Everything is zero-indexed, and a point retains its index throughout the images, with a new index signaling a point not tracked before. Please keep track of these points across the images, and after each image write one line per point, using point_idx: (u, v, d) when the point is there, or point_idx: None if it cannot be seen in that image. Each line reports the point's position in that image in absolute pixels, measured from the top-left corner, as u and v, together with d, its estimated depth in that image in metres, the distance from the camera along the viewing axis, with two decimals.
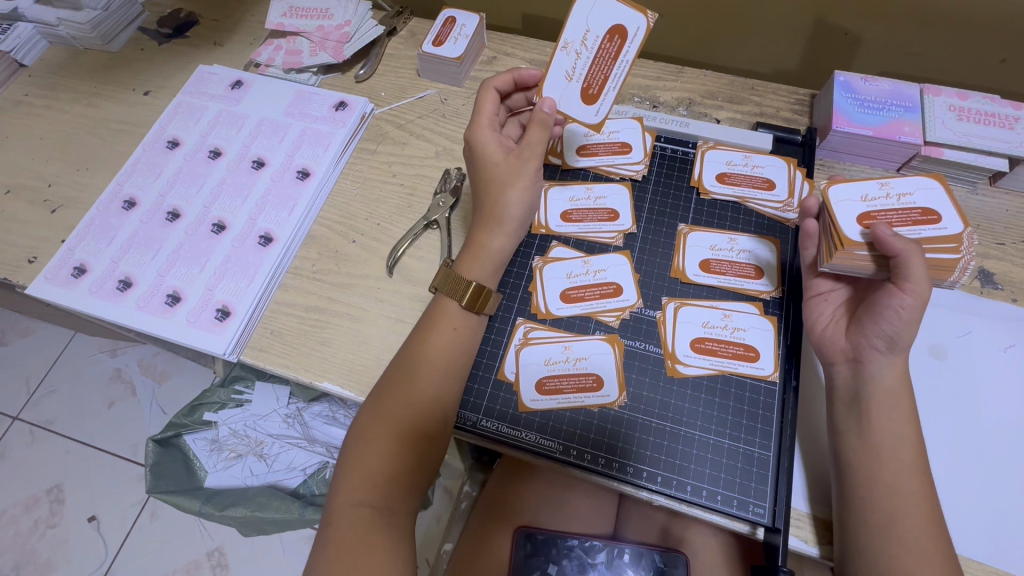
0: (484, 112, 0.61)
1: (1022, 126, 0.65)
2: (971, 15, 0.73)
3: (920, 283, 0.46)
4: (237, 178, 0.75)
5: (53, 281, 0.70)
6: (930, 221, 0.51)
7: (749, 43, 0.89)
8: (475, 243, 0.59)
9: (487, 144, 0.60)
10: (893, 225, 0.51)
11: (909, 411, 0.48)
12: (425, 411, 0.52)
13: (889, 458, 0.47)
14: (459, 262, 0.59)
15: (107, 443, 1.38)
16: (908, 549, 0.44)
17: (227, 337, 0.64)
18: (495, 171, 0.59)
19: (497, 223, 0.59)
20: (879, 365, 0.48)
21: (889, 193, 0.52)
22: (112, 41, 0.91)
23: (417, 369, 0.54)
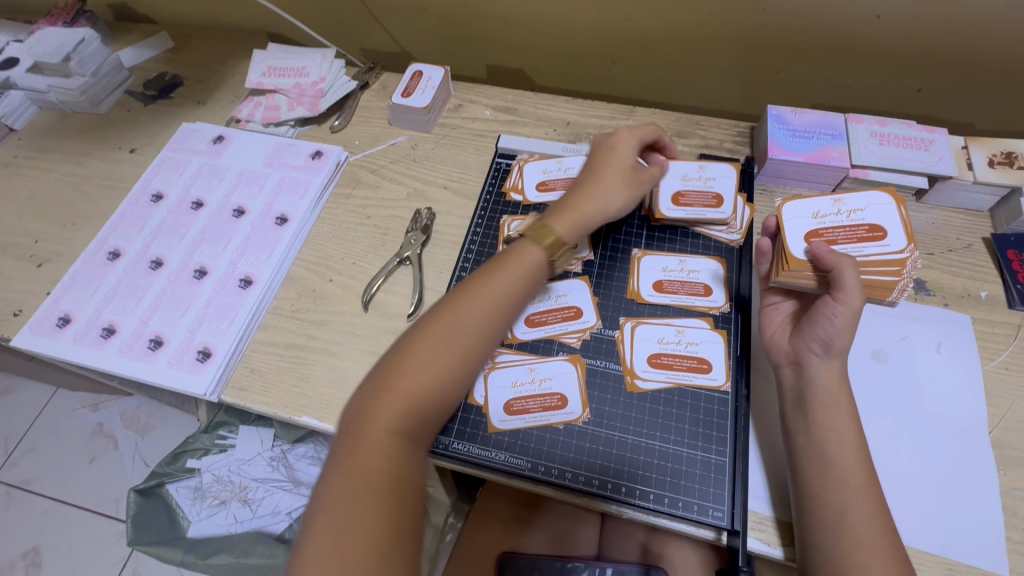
0: (635, 129, 0.66)
1: (937, 147, 0.72)
2: (884, 52, 0.82)
3: (852, 294, 0.50)
4: (218, 227, 0.79)
5: (37, 332, 0.72)
6: (876, 238, 0.55)
7: (695, 84, 0.97)
8: (575, 209, 0.61)
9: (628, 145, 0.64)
10: (840, 241, 0.55)
11: (848, 409, 0.51)
12: (469, 345, 0.53)
13: (833, 456, 0.50)
14: (556, 217, 0.61)
15: (87, 500, 1.35)
16: (858, 542, 0.46)
17: (208, 378, 0.67)
18: (612, 168, 0.63)
19: (589, 203, 0.62)
20: (817, 367, 0.52)
21: (840, 211, 0.57)
22: (99, 104, 0.97)
23: (466, 329, 0.54)
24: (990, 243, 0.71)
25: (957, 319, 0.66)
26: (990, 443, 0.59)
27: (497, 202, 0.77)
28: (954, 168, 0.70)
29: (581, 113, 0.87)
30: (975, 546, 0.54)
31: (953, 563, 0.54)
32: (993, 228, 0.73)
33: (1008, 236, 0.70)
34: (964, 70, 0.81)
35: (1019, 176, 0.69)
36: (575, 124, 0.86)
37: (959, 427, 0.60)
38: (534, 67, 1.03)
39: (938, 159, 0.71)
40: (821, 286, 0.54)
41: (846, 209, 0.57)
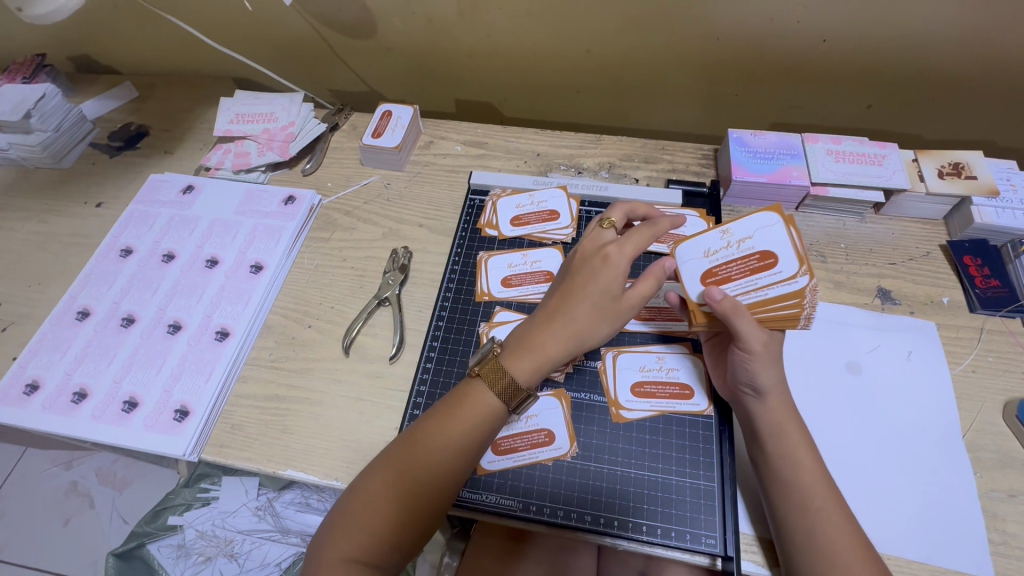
0: (636, 239, 0.56)
1: (889, 162, 0.75)
2: (833, 73, 0.86)
3: (750, 338, 0.51)
4: (191, 279, 0.78)
5: (3, 401, 0.69)
6: (768, 267, 0.52)
7: (658, 110, 1.01)
8: (532, 343, 0.56)
9: (621, 267, 0.56)
10: (732, 278, 0.53)
11: (801, 434, 0.53)
12: (461, 458, 0.53)
13: (792, 480, 0.51)
14: (510, 354, 0.56)
15: (63, 566, 1.29)
16: (831, 563, 0.47)
17: (186, 438, 0.65)
18: (592, 285, 0.56)
19: (563, 333, 0.56)
20: (755, 407, 0.54)
21: (727, 241, 0.54)
22: (63, 158, 0.95)
23: (440, 442, 0.53)
24: (947, 250, 0.75)
25: (923, 326, 0.69)
26: (964, 446, 0.61)
27: (473, 237, 0.78)
28: (906, 181, 0.74)
29: (550, 144, 0.89)
30: (960, 550, 0.55)
31: (942, 570, 0.55)
32: (948, 236, 0.76)
33: (963, 242, 0.74)
34: (908, 84, 0.85)
35: (967, 185, 0.73)
36: (545, 155, 0.88)
37: (933, 432, 0.62)
38: (502, 100, 1.05)
39: (891, 173, 0.74)
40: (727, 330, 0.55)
41: (735, 238, 0.54)
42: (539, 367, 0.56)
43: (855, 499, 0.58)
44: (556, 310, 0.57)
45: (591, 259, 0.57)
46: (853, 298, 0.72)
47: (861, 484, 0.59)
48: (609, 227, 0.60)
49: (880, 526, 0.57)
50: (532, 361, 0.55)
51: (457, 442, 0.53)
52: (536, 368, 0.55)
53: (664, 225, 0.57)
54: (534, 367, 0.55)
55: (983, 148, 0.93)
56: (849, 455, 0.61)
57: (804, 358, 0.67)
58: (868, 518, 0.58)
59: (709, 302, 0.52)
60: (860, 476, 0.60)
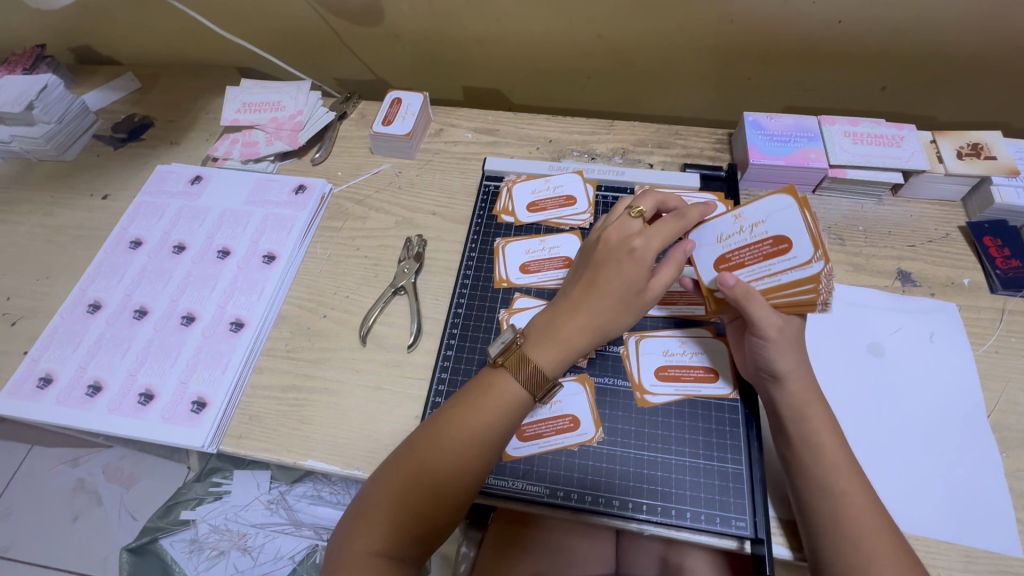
0: (663, 230, 0.55)
1: (908, 143, 0.74)
2: (848, 55, 0.85)
3: (763, 321, 0.52)
4: (203, 270, 0.76)
5: (17, 396, 0.68)
6: (780, 252, 0.52)
7: (669, 95, 0.99)
8: (556, 332, 0.55)
9: (648, 258, 0.55)
10: (745, 263, 0.53)
11: (826, 419, 0.52)
12: (481, 446, 0.52)
13: (816, 464, 0.50)
14: (534, 344, 0.55)
15: (74, 562, 1.29)
16: (857, 547, 0.46)
17: (204, 430, 0.64)
18: (618, 276, 0.55)
19: (587, 324, 0.55)
20: (775, 391, 0.54)
21: (740, 226, 0.54)
22: (67, 151, 0.94)
23: (460, 430, 0.52)
24: (966, 232, 0.74)
25: (945, 307, 0.68)
26: (989, 427, 0.60)
27: (489, 225, 0.77)
28: (926, 162, 0.73)
29: (562, 130, 0.88)
30: (988, 531, 0.55)
31: (970, 551, 0.55)
32: (967, 217, 0.75)
33: (983, 224, 0.73)
34: (924, 65, 0.84)
35: (986, 165, 0.72)
36: (558, 141, 0.87)
37: (957, 414, 0.61)
38: (510, 87, 1.04)
39: (910, 154, 0.74)
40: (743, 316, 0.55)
41: (749, 223, 0.54)
42: (564, 357, 0.55)
43: (881, 482, 0.58)
44: (580, 298, 0.56)
45: (617, 249, 0.56)
46: (873, 280, 0.71)
47: (887, 467, 0.59)
48: (637, 217, 0.59)
49: (907, 509, 0.57)
50: (556, 352, 0.55)
51: (480, 435, 0.52)
52: (561, 360, 0.55)
53: (694, 216, 0.56)
54: (559, 357, 0.55)
55: (998, 129, 0.92)
56: (874, 438, 0.61)
57: (826, 341, 0.67)
58: (895, 500, 0.57)
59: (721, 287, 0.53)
60: (886, 459, 0.59)
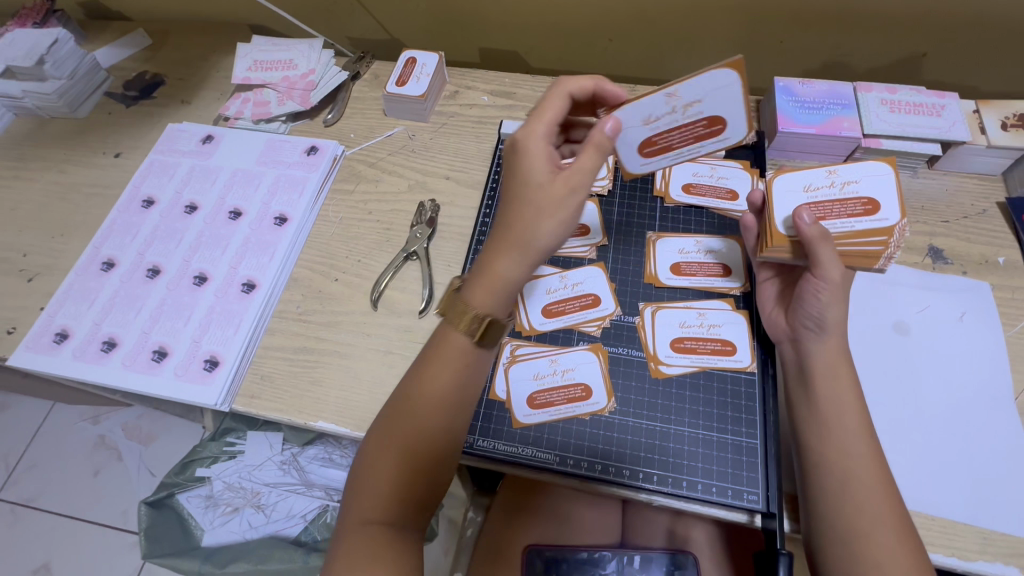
0: (546, 114, 0.51)
1: (948, 113, 0.70)
2: (889, 18, 0.80)
3: (829, 267, 0.50)
4: (215, 231, 0.76)
5: (35, 349, 0.69)
6: (714, 132, 0.53)
7: (694, 60, 0.95)
8: (483, 268, 0.48)
9: (540, 147, 0.49)
10: (675, 144, 0.54)
11: (852, 381, 0.51)
12: (448, 399, 0.48)
13: (835, 426, 0.49)
14: (465, 285, 0.49)
15: (95, 513, 1.34)
16: (863, 511, 0.46)
17: (216, 388, 0.64)
18: (528, 185, 0.48)
19: (512, 249, 0.47)
20: (811, 346, 0.52)
21: (672, 108, 0.52)
22: (78, 107, 0.93)
23: (426, 387, 0.48)
24: (1006, 207, 0.70)
25: (976, 286, 0.66)
26: (1015, 410, 0.59)
27: None
28: (967, 133, 0.69)
29: None
30: (1007, 513, 0.54)
31: (987, 533, 0.54)
32: (1007, 193, 0.72)
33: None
34: (972, 29, 0.79)
35: None
36: None
37: (982, 395, 0.59)
38: (528, 49, 1.00)
39: (950, 125, 0.69)
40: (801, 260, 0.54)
41: (679, 101, 0.51)
42: (492, 293, 0.47)
43: (900, 460, 0.57)
44: (499, 227, 0.49)
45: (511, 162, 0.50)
46: (902, 257, 0.68)
47: (905, 446, 0.58)
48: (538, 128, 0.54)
49: (923, 489, 0.56)
50: (484, 288, 0.47)
51: (447, 380, 0.48)
52: (489, 292, 0.47)
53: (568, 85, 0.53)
54: (491, 291, 0.47)
55: None
56: (893, 417, 0.59)
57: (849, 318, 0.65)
58: (912, 479, 0.56)
59: (798, 225, 0.52)
60: (905, 439, 0.58)
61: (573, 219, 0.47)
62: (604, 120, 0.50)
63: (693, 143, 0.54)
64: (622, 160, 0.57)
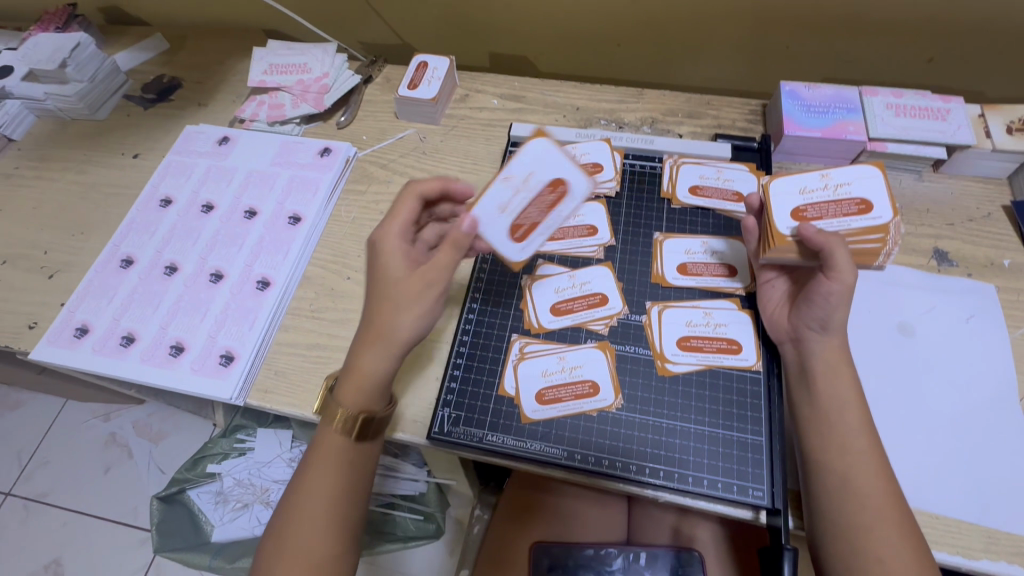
0: (399, 215, 0.56)
1: (954, 117, 0.71)
2: (895, 24, 0.81)
3: (844, 272, 0.50)
4: (231, 229, 0.78)
5: (56, 343, 0.71)
6: (561, 194, 0.52)
7: (701, 65, 0.96)
8: (353, 366, 0.54)
9: (393, 244, 0.55)
10: (537, 220, 0.53)
11: (853, 379, 0.52)
12: (354, 468, 0.55)
13: (838, 423, 0.51)
14: (340, 384, 0.55)
15: (106, 509, 1.35)
16: (865, 506, 0.48)
17: (232, 383, 0.66)
18: (390, 286, 0.54)
19: (379, 349, 0.54)
20: (815, 346, 0.53)
21: (513, 188, 0.51)
22: (98, 110, 0.95)
23: (326, 464, 0.54)
24: (1011, 211, 0.71)
25: (981, 289, 0.66)
26: (1018, 411, 0.59)
27: None
28: (972, 137, 0.70)
29: (590, 98, 0.86)
30: (1010, 513, 0.55)
31: (991, 532, 0.54)
32: (1012, 197, 0.72)
33: None
34: (978, 35, 0.80)
35: None
36: (585, 109, 0.85)
37: (987, 396, 0.60)
38: (537, 54, 1.02)
39: (955, 129, 0.70)
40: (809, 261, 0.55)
41: (523, 179, 0.51)
42: (361, 387, 0.54)
43: (904, 459, 0.58)
44: (369, 325, 0.55)
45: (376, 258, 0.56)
46: (907, 259, 0.69)
47: (909, 445, 0.58)
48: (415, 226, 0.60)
49: (928, 489, 0.56)
50: (354, 387, 0.54)
51: (333, 472, 0.54)
52: (359, 388, 0.54)
53: (422, 186, 0.56)
54: (369, 389, 0.54)
55: None
56: (898, 417, 0.60)
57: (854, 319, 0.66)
58: (916, 478, 0.57)
59: (803, 234, 0.52)
60: (909, 438, 0.59)
61: (428, 319, 0.54)
62: (463, 217, 0.52)
63: (550, 212, 0.53)
64: (502, 254, 0.54)
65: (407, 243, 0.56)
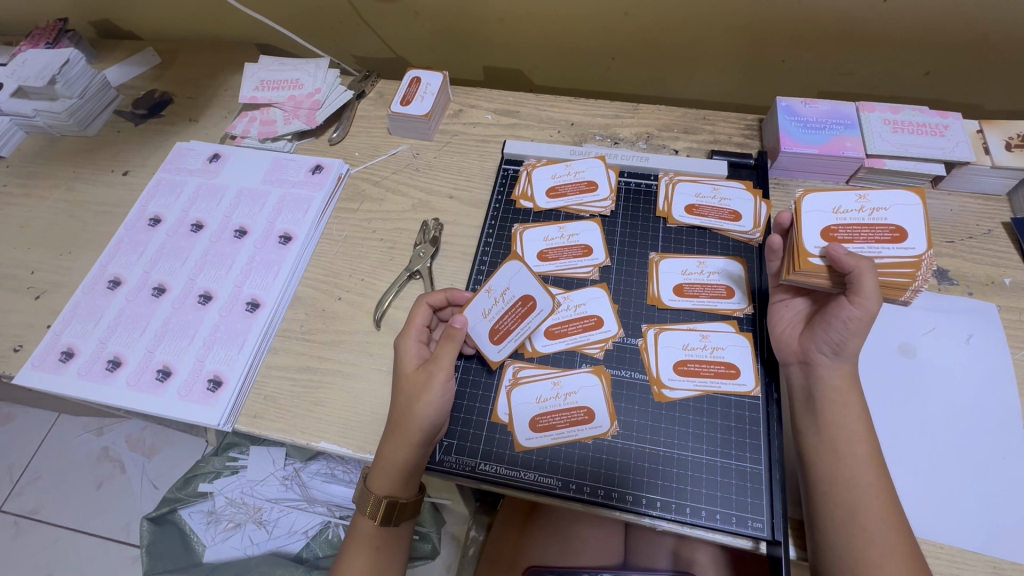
0: (413, 321, 0.60)
1: (952, 133, 0.70)
2: (891, 38, 0.80)
3: (869, 298, 0.49)
4: (220, 249, 0.76)
5: (41, 368, 0.70)
6: (531, 308, 0.60)
7: (696, 78, 0.95)
8: (380, 458, 0.56)
9: (409, 345, 0.59)
10: (510, 328, 0.60)
11: (860, 409, 0.51)
12: (386, 555, 0.57)
13: (845, 454, 0.50)
14: (369, 474, 0.57)
15: (98, 526, 1.33)
16: (873, 542, 0.46)
17: (220, 408, 0.65)
18: (405, 386, 0.57)
19: (400, 443, 0.55)
20: (825, 371, 0.52)
21: (494, 299, 0.61)
22: (88, 126, 0.94)
23: (362, 553, 0.56)
24: (1011, 227, 0.70)
25: (982, 307, 0.65)
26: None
27: (507, 210, 0.74)
28: (972, 153, 0.69)
29: (584, 112, 0.85)
30: (1017, 542, 0.53)
31: (996, 562, 0.53)
32: (1012, 213, 0.71)
33: None
34: (974, 49, 0.79)
35: None
36: (579, 125, 0.84)
37: (990, 419, 0.59)
38: (532, 67, 1.01)
39: (954, 145, 0.69)
40: (834, 284, 0.53)
41: (500, 292, 0.61)
42: (388, 479, 0.55)
43: (906, 486, 0.56)
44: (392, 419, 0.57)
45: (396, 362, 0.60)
46: None
47: (912, 471, 0.57)
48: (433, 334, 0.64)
49: (930, 515, 0.55)
50: (382, 479, 0.55)
51: (367, 561, 0.56)
52: (386, 481, 0.55)
53: (431, 298, 0.61)
54: (388, 478, 0.55)
55: None
56: (900, 441, 0.58)
57: None
58: (920, 506, 0.55)
59: (833, 254, 0.51)
60: (913, 463, 0.57)
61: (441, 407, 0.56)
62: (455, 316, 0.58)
63: (522, 324, 0.60)
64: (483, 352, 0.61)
65: (422, 344, 0.59)
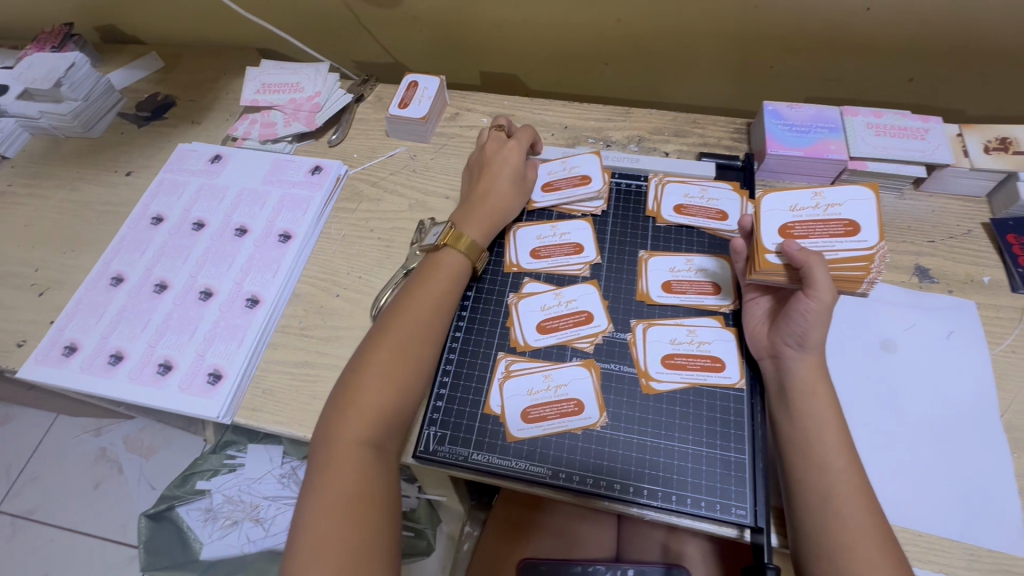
0: (525, 137, 0.75)
1: (932, 136, 0.72)
2: (875, 45, 0.83)
3: (823, 289, 0.52)
4: (221, 247, 0.78)
5: (43, 362, 0.71)
6: (585, 184, 0.74)
7: (688, 83, 0.98)
8: (476, 204, 0.69)
9: (518, 151, 0.73)
10: (560, 188, 0.74)
11: (829, 399, 0.53)
12: (429, 328, 0.61)
13: (817, 443, 0.51)
14: (461, 220, 0.69)
15: (95, 526, 1.34)
16: (847, 527, 0.48)
17: (219, 401, 0.66)
18: (511, 175, 0.71)
19: (496, 211, 0.70)
20: (793, 362, 0.55)
21: (564, 167, 0.76)
22: (92, 128, 0.96)
23: (414, 312, 0.62)
24: (990, 228, 0.72)
25: (962, 304, 0.67)
26: (999, 426, 0.60)
27: None
28: (951, 156, 0.71)
29: (577, 116, 0.88)
30: (993, 529, 0.55)
31: (972, 549, 0.54)
32: (992, 214, 0.73)
33: (1007, 220, 0.71)
34: (955, 56, 0.82)
35: (1014, 160, 0.70)
36: (572, 128, 0.86)
37: (966, 412, 0.61)
38: (527, 72, 1.03)
39: (933, 148, 0.71)
40: (793, 281, 0.56)
41: (570, 167, 0.76)
42: (484, 230, 0.69)
43: (887, 476, 0.58)
44: (489, 192, 0.71)
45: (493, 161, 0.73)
46: (888, 275, 0.70)
47: (891, 462, 0.59)
48: None
49: (909, 504, 0.56)
50: (480, 227, 0.68)
51: (406, 344, 0.60)
52: (483, 229, 0.69)
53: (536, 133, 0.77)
54: (482, 224, 0.69)
55: None
56: (880, 433, 0.60)
57: (838, 336, 0.66)
58: (899, 495, 0.57)
59: (785, 250, 0.54)
60: (892, 453, 0.59)
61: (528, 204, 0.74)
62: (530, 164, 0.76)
63: (570, 189, 0.74)
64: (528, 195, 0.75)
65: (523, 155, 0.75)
